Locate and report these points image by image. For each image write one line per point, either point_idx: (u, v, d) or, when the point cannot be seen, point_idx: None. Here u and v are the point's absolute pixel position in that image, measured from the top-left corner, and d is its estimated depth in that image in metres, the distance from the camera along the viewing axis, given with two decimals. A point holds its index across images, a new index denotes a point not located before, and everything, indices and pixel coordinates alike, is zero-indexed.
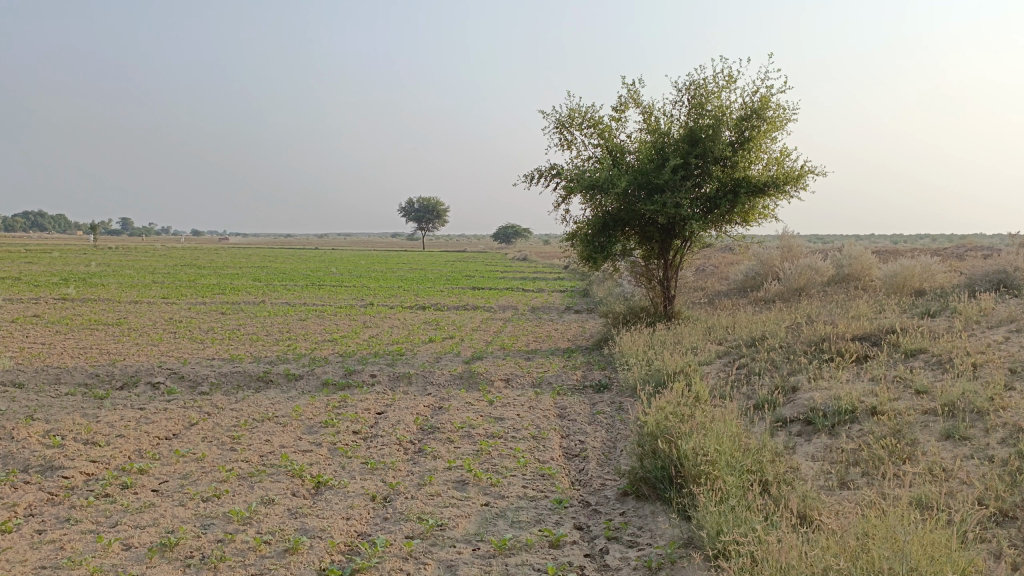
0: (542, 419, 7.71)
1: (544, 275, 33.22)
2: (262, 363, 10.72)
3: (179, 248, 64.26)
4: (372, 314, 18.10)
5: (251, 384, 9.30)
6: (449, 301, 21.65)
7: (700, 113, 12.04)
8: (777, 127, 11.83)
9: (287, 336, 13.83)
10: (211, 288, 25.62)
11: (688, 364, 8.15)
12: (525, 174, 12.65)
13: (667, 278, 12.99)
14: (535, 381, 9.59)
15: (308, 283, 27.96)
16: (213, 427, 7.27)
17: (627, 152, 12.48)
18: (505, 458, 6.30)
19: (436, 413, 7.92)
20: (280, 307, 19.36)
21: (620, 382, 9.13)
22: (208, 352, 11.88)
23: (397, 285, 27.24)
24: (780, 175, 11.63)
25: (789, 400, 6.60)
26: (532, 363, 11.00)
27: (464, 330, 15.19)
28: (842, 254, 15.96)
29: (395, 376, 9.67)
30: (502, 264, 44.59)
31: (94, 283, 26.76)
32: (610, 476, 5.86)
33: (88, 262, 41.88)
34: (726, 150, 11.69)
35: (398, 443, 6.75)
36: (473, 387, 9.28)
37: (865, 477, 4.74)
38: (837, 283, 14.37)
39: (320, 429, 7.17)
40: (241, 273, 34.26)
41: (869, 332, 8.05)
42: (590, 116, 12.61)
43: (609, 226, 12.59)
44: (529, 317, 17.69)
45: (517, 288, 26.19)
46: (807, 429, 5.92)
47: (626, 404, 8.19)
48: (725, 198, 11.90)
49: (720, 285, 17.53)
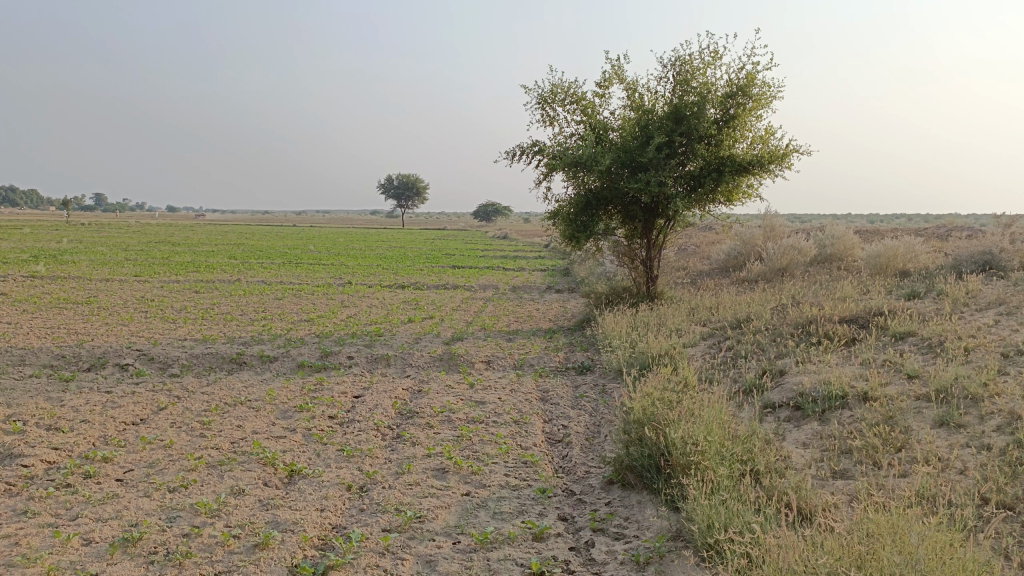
0: (524, 403, 7.52)
1: (525, 253, 32.96)
2: (235, 344, 10.42)
3: (154, 225, 63.18)
4: (350, 293, 17.79)
5: (224, 366, 9.01)
6: (429, 279, 21.37)
7: (685, 90, 11.80)
8: (763, 105, 11.63)
9: (262, 316, 13.50)
10: (185, 266, 25.11)
11: (673, 347, 7.99)
12: (506, 151, 12.37)
13: (649, 258, 12.82)
14: (517, 363, 9.39)
15: (286, 261, 27.54)
16: (183, 412, 6.99)
17: (610, 129, 12.23)
18: (486, 444, 6.10)
19: (415, 397, 7.69)
20: (256, 285, 18.96)
21: (603, 365, 8.95)
22: (180, 333, 11.55)
23: (376, 264, 26.89)
24: (765, 154, 11.45)
25: (777, 384, 6.45)
26: (513, 344, 10.80)
27: (444, 310, 14.95)
28: (825, 234, 15.87)
29: (373, 357, 9.42)
30: (483, 242, 44.22)
31: (65, 260, 26.14)
32: (595, 464, 5.68)
33: (59, 237, 41.03)
34: (711, 128, 11.48)
35: (375, 429, 6.53)
36: (453, 369, 9.06)
37: (859, 467, 4.59)
38: (820, 264, 14.28)
39: (294, 414, 6.92)
40: (217, 250, 33.66)
41: (856, 314, 7.92)
42: (573, 92, 12.34)
43: (591, 205, 12.37)
44: (510, 297, 17.47)
45: (498, 267, 25.94)
46: (796, 415, 5.76)
47: (610, 387, 8.01)
48: (710, 177, 11.72)
49: (702, 265, 17.39)
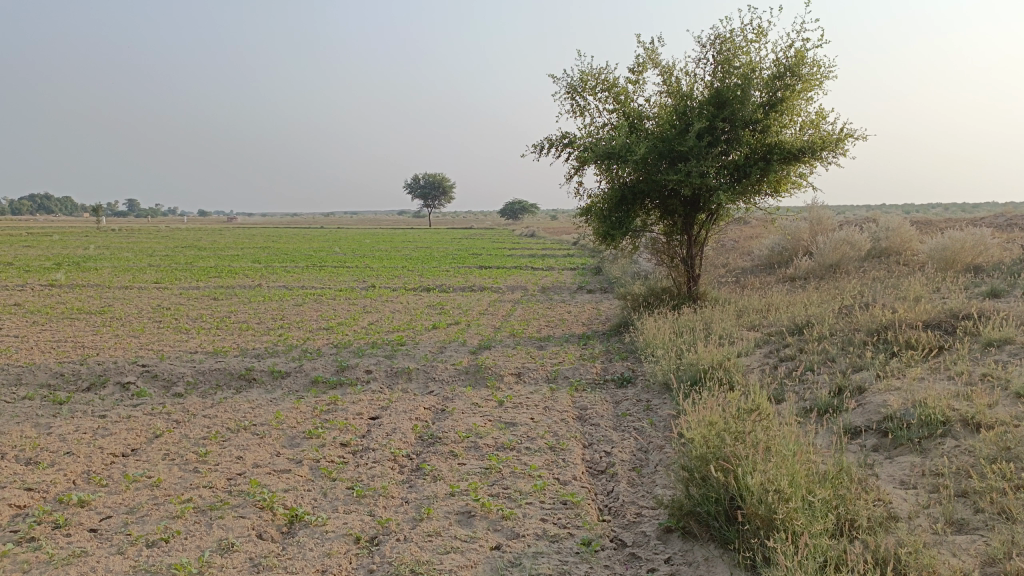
0: (559, 424, 6.67)
1: (554, 252, 31.96)
2: (247, 358, 9.69)
3: (183, 229, 63.28)
4: (373, 298, 17.04)
5: (231, 384, 8.27)
6: (454, 281, 20.63)
7: (726, 72, 10.86)
8: (813, 87, 10.64)
9: (280, 324, 12.79)
10: (208, 271, 24.60)
11: (727, 357, 7.09)
12: (533, 144, 11.52)
13: (691, 256, 11.89)
14: (550, 376, 8.55)
15: (310, 265, 26.92)
16: (179, 441, 6.25)
17: (646, 117, 11.32)
18: (518, 479, 5.27)
19: (437, 418, 6.89)
20: (277, 291, 18.31)
21: (646, 377, 8.07)
22: (190, 345, 10.86)
23: (402, 266, 26.21)
24: (818, 139, 10.46)
25: (856, 404, 5.53)
26: (545, 352, 9.97)
27: (471, 314, 14.12)
28: (878, 227, 14.79)
29: (393, 370, 8.63)
30: (512, 241, 43.31)
31: (89, 268, 25.76)
32: (647, 504, 4.83)
33: (85, 243, 41.07)
34: (757, 113, 10.51)
35: (391, 460, 5.72)
36: (480, 384, 8.25)
37: (983, 518, 3.68)
38: (875, 259, 13.23)
39: (302, 441, 6.15)
40: (242, 255, 33.19)
41: (936, 318, 6.96)
42: (604, 79, 11.46)
43: (627, 200, 11.47)
44: (540, 299, 16.59)
45: (527, 266, 25.06)
46: (887, 444, 4.85)
47: (656, 404, 7.13)
48: (756, 166, 10.75)
49: (744, 262, 16.38)
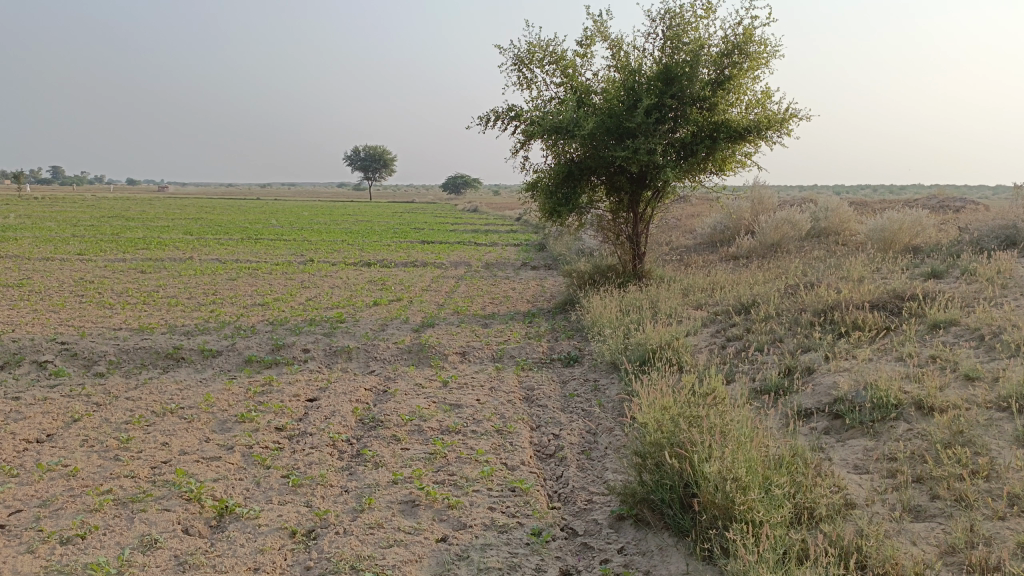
0: (506, 405, 6.48)
1: (496, 227, 31.69)
2: (176, 335, 9.20)
3: (110, 198, 60.71)
4: (311, 272, 16.52)
5: (158, 364, 7.81)
6: (396, 256, 20.21)
7: (674, 48, 10.71)
8: (760, 65, 10.59)
9: (212, 300, 12.24)
10: (136, 243, 23.53)
11: (675, 337, 6.99)
12: (478, 116, 11.21)
13: (636, 233, 11.80)
14: (495, 355, 8.34)
15: (245, 237, 26.02)
16: (99, 426, 5.82)
17: (593, 92, 11.11)
18: (465, 465, 5.05)
19: (379, 399, 6.62)
20: (210, 264, 17.58)
21: (592, 356, 7.94)
22: (115, 322, 10.27)
23: (342, 239, 25.57)
24: (764, 119, 10.42)
25: (807, 385, 5.48)
26: (490, 330, 9.75)
27: (413, 291, 13.80)
28: (818, 207, 14.98)
29: (331, 349, 8.29)
30: (453, 215, 42.86)
31: (6, 238, 24.37)
32: (597, 490, 4.68)
33: (4, 212, 38.97)
34: (705, 91, 10.41)
35: (330, 445, 5.43)
36: (423, 363, 7.99)
37: (940, 505, 3.63)
38: (815, 238, 13.39)
39: (234, 426, 5.81)
40: (173, 227, 31.94)
41: (881, 298, 6.99)
42: (551, 51, 11.19)
43: (573, 176, 11.28)
44: (483, 275, 16.34)
45: (469, 242, 24.74)
46: (838, 428, 4.80)
47: (604, 385, 7.00)
48: (702, 144, 10.68)
49: (686, 239, 16.43)
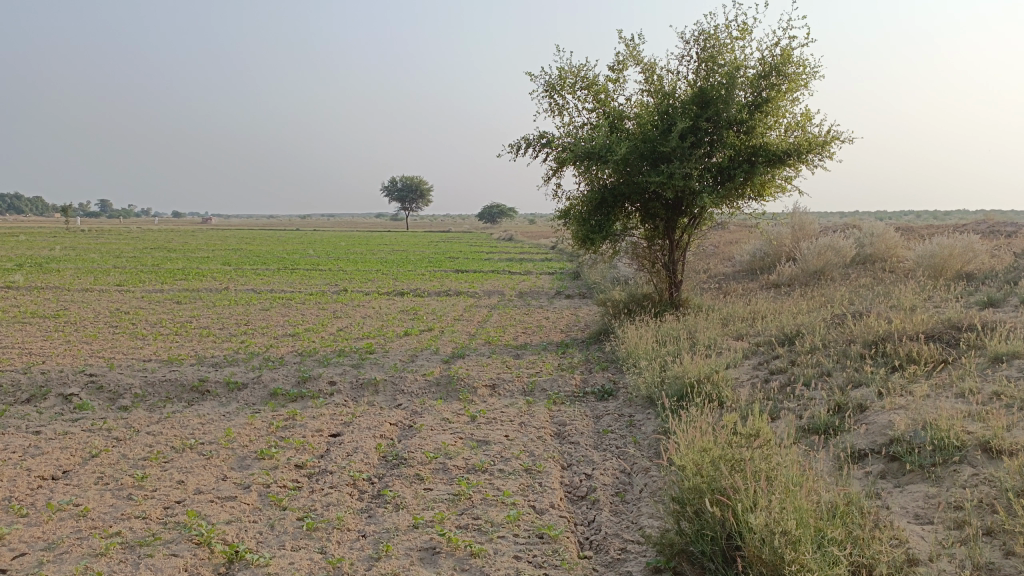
0: (536, 442, 6.17)
1: (531, 256, 31.50)
2: (204, 367, 9.07)
3: (154, 230, 61.96)
4: (344, 302, 16.43)
5: (183, 397, 7.66)
6: (429, 285, 20.05)
7: (710, 71, 10.45)
8: (800, 87, 10.26)
9: (243, 330, 12.16)
10: (175, 273, 23.77)
11: (715, 370, 6.64)
12: (509, 143, 11.04)
13: (673, 261, 11.45)
14: (526, 388, 8.05)
15: (281, 267, 26.20)
16: (116, 462, 5.65)
17: (627, 117, 10.87)
18: (490, 508, 4.76)
19: (404, 435, 6.36)
20: (244, 294, 17.62)
21: (628, 390, 7.60)
22: (145, 353, 10.20)
23: (376, 269, 25.56)
24: (805, 141, 10.07)
25: (858, 424, 5.10)
26: (522, 362, 9.47)
27: (445, 321, 13.59)
28: (862, 232, 14.49)
29: (358, 381, 8.07)
30: (489, 244, 42.78)
31: (50, 269, 24.82)
32: (632, 538, 4.34)
33: (51, 244, 39.92)
34: (742, 113, 10.11)
35: (350, 485, 5.18)
36: (452, 396, 7.73)
37: (1016, 564, 3.24)
38: (860, 265, 12.91)
39: (253, 463, 5.59)
40: (212, 257, 32.31)
41: (936, 329, 6.56)
42: (584, 76, 11.00)
43: (607, 202, 11.02)
44: (517, 304, 16.09)
45: (504, 271, 24.55)
46: (895, 472, 4.42)
47: (639, 420, 6.65)
48: (740, 168, 10.35)
49: (725, 267, 16.00)
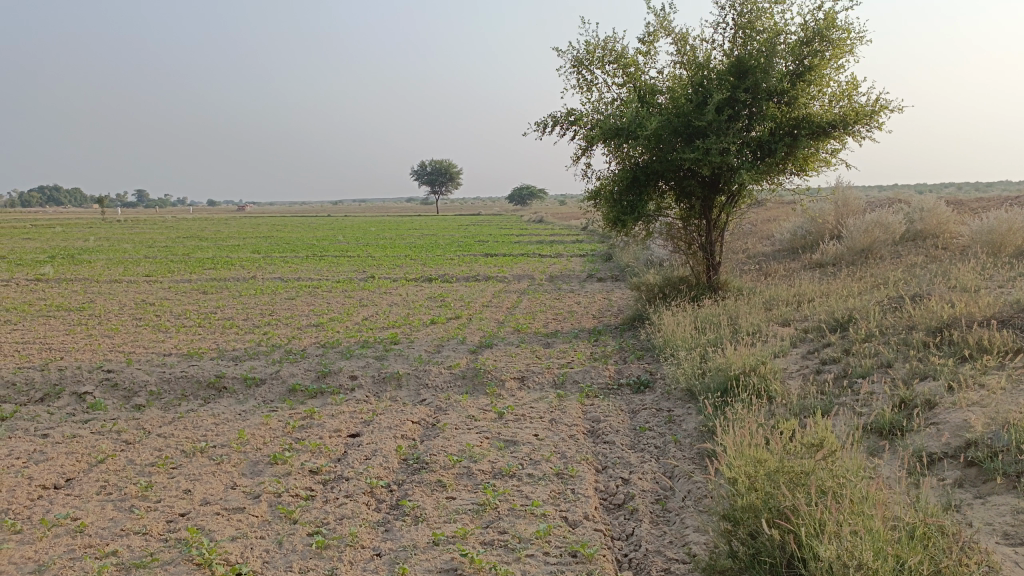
0: (568, 441, 5.71)
1: (562, 237, 30.87)
2: (223, 362, 8.77)
3: (188, 219, 62.39)
4: (371, 289, 16.08)
5: (199, 395, 7.34)
6: (457, 271, 19.65)
7: (747, 39, 9.82)
8: (845, 53, 9.58)
9: (266, 321, 11.87)
10: (204, 262, 23.68)
11: (761, 361, 6.12)
12: (536, 122, 10.53)
13: (710, 242, 10.86)
14: (557, 380, 7.59)
15: (309, 255, 25.97)
16: (122, 469, 5.34)
17: (659, 91, 10.29)
18: (518, 520, 4.33)
19: (426, 435, 5.96)
20: (271, 283, 17.37)
21: (665, 382, 7.11)
22: (165, 347, 9.93)
23: (405, 254, 25.19)
24: (852, 112, 9.41)
25: (929, 425, 4.56)
26: (552, 351, 9.02)
27: (473, 307, 13.17)
28: (910, 207, 13.74)
29: (380, 375, 7.69)
30: (519, 226, 42.27)
31: (81, 261, 24.87)
32: (676, 557, 3.88)
33: (85, 235, 40.28)
34: (784, 83, 9.46)
35: (367, 493, 4.79)
36: (478, 391, 7.31)
37: None
38: (910, 242, 12.19)
39: (265, 469, 5.23)
40: (242, 245, 32.27)
41: (1007, 312, 5.97)
42: (613, 49, 10.43)
43: (640, 181, 10.47)
44: (547, 288, 15.62)
45: (534, 254, 24.07)
46: (976, 481, 3.90)
47: (679, 416, 6.17)
48: (781, 142, 9.72)
49: (764, 247, 15.35)
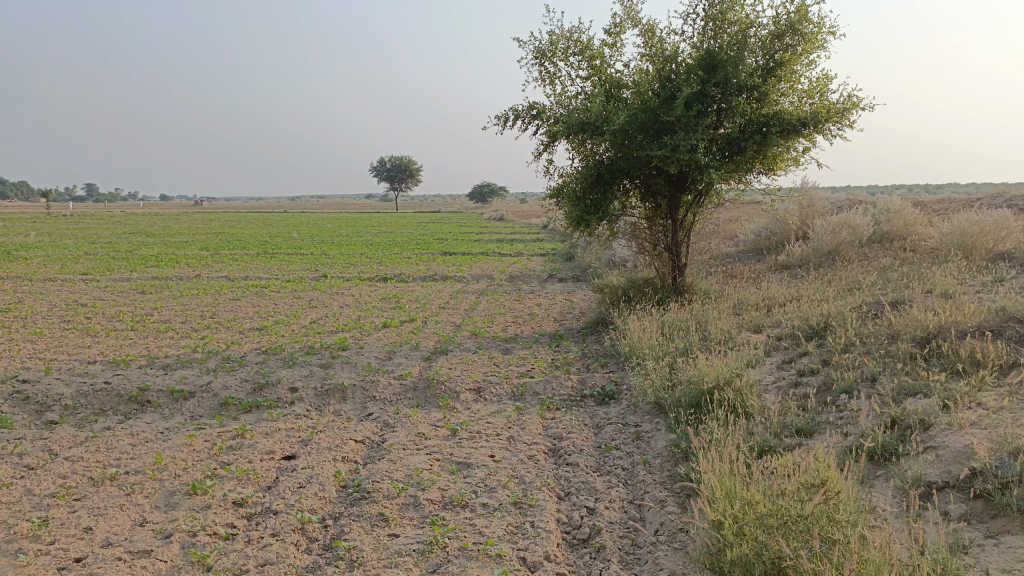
0: (527, 463, 5.17)
1: (523, 236, 30.31)
2: (152, 371, 8.03)
3: (138, 214, 60.40)
4: (322, 290, 15.36)
5: (119, 410, 6.63)
6: (414, 270, 19.00)
7: (716, 31, 9.38)
8: (816, 48, 9.20)
9: (207, 324, 11.10)
10: (148, 260, 22.62)
11: (736, 374, 5.64)
12: (495, 115, 9.97)
13: (676, 242, 10.42)
14: (516, 391, 7.05)
15: (261, 252, 25.03)
16: (15, 502, 4.64)
17: (625, 85, 9.81)
18: (469, 563, 3.76)
19: (370, 457, 5.36)
20: (216, 283, 16.51)
21: (632, 394, 6.61)
22: (91, 353, 9.13)
23: (361, 253, 24.40)
24: (823, 109, 9.03)
25: (926, 449, 4.12)
26: (510, 358, 8.47)
27: (430, 309, 12.55)
28: (876, 208, 13.51)
29: (324, 387, 7.05)
30: (479, 224, 41.65)
31: (17, 258, 23.56)
32: None
33: (26, 230, 38.62)
34: (754, 78, 9.04)
35: (297, 531, 4.18)
36: (431, 404, 6.73)
37: None
38: (877, 244, 11.92)
39: (182, 501, 4.58)
40: (192, 242, 31.06)
41: (995, 321, 5.59)
42: (577, 40, 9.92)
43: (604, 179, 9.97)
44: (507, 289, 15.07)
45: (494, 253, 23.51)
46: (987, 518, 3.46)
47: (648, 433, 5.67)
48: (751, 140, 9.31)
49: (728, 248, 15.02)
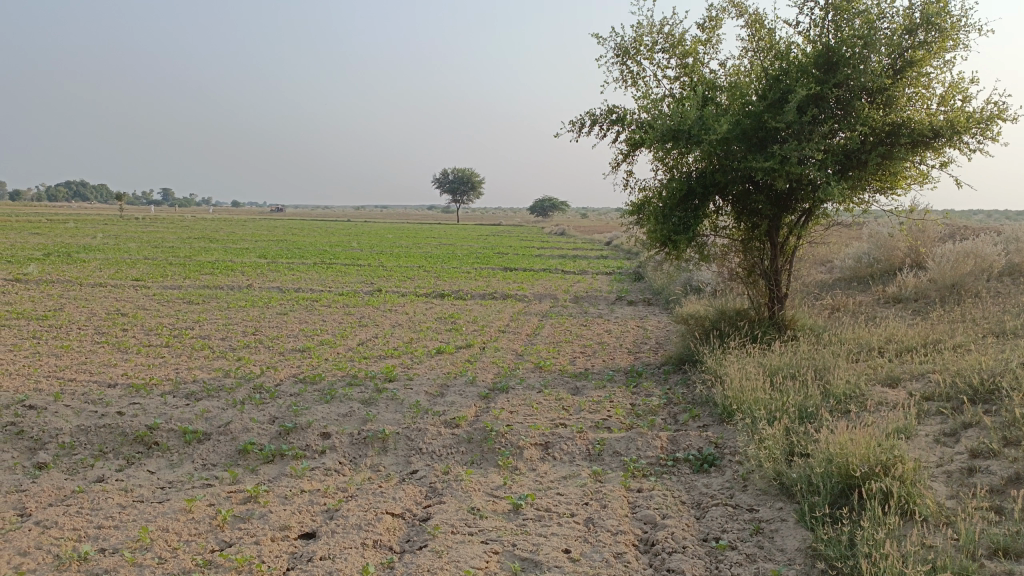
0: (616, 566, 3.90)
1: (588, 253, 29.00)
2: (172, 400, 7.02)
3: (204, 219, 61.22)
4: (374, 305, 14.35)
5: (121, 453, 5.61)
6: (473, 286, 17.85)
7: (833, 24, 7.97)
8: (954, 45, 7.68)
9: (246, 342, 10.13)
10: (203, 266, 22.07)
11: (893, 456, 4.27)
12: (570, 119, 8.76)
13: (775, 270, 9.01)
14: (591, 449, 5.77)
15: (318, 261, 24.31)
16: None
17: (720, 86, 8.48)
18: None
19: (409, 543, 4.16)
20: (266, 294, 15.67)
21: (740, 463, 5.27)
22: (113, 374, 8.22)
23: (419, 265, 23.43)
24: (962, 117, 7.51)
25: None
26: (582, 400, 7.21)
27: (489, 333, 11.38)
28: (1001, 236, 11.77)
29: (361, 433, 5.91)
30: (541, 238, 40.42)
31: (74, 259, 23.38)
32: None
33: (93, 232, 39.09)
34: (881, 80, 7.59)
35: None
36: (487, 463, 5.52)
37: None
38: (1008, 278, 10.24)
39: None
40: (250, 248, 30.66)
41: None
42: (667, 34, 8.63)
43: (695, 196, 8.64)
44: (573, 312, 13.80)
45: (557, 270, 22.24)
46: None
47: (771, 525, 4.32)
48: (872, 154, 7.86)
49: (822, 274, 13.44)
